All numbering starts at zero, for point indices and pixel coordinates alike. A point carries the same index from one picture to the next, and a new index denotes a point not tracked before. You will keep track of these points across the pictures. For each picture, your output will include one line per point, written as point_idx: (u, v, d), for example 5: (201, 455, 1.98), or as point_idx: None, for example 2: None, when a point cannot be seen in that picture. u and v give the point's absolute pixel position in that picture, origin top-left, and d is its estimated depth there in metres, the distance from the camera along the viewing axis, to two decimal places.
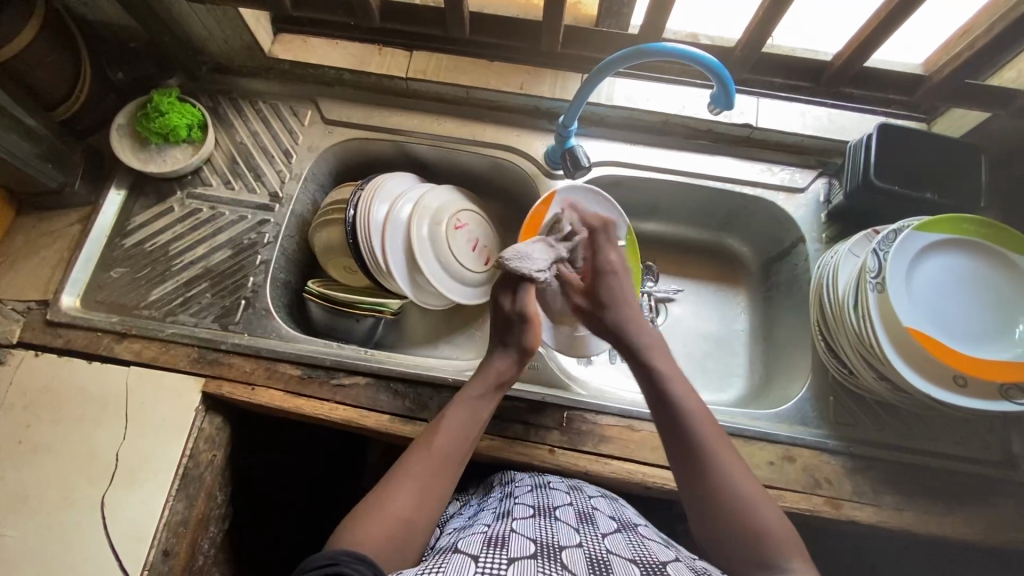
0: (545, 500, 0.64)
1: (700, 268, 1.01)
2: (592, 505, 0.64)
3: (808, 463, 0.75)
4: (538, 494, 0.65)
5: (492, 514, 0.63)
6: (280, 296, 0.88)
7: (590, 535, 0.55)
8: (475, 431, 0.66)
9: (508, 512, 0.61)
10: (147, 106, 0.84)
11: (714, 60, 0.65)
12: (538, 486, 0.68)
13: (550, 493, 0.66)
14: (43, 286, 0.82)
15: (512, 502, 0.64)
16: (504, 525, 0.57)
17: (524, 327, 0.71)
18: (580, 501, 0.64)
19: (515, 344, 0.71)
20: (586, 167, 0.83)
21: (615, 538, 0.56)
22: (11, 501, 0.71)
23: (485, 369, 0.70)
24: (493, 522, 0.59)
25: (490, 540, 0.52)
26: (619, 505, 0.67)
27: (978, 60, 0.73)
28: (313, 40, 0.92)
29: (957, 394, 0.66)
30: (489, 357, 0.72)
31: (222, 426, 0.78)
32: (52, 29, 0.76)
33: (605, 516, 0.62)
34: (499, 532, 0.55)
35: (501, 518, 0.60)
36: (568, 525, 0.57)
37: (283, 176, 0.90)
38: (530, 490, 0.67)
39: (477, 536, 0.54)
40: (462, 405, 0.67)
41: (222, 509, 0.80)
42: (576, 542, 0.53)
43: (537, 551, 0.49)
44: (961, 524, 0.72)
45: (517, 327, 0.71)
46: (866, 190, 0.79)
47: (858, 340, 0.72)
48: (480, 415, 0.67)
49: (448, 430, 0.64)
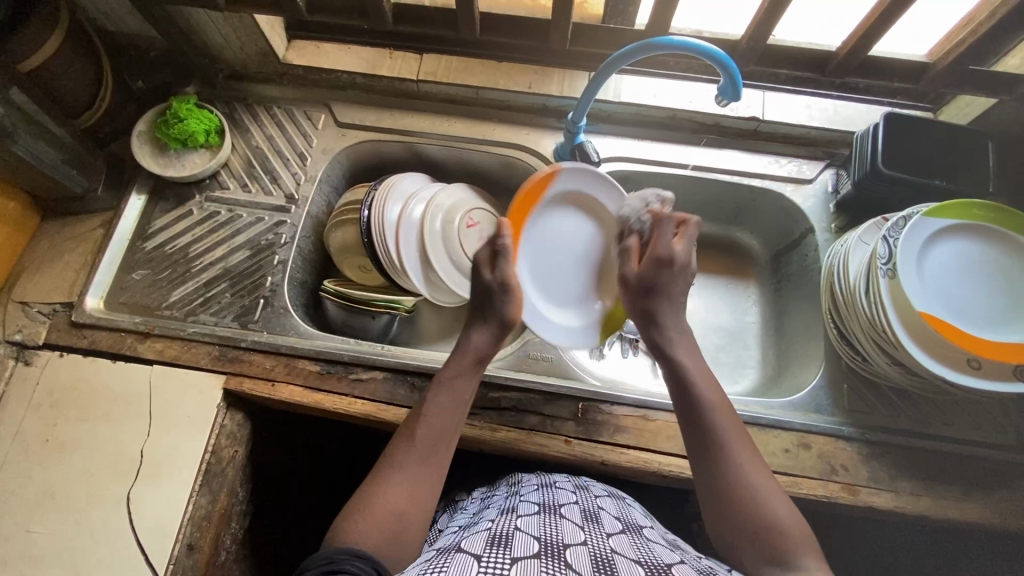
0: (551, 498, 0.64)
1: (710, 261, 1.02)
2: (597, 505, 0.64)
3: (823, 450, 0.75)
4: (544, 492, 0.66)
5: (497, 509, 0.65)
6: (297, 295, 0.89)
7: (594, 533, 0.56)
8: (458, 413, 0.65)
9: (513, 509, 0.62)
10: (165, 112, 0.87)
11: (721, 52, 0.66)
12: (544, 485, 0.69)
13: (557, 491, 0.67)
14: (68, 289, 0.84)
15: (517, 499, 0.65)
16: (508, 521, 0.58)
17: (505, 297, 0.68)
18: (585, 500, 0.65)
19: (494, 316, 0.69)
20: (595, 161, 0.87)
21: (619, 539, 0.56)
22: (40, 496, 0.73)
23: (467, 343, 0.69)
24: (497, 519, 0.60)
25: (494, 538, 0.53)
26: (624, 505, 0.67)
27: (980, 47, 0.74)
28: (326, 45, 0.94)
29: (972, 376, 0.66)
30: (469, 329, 0.70)
31: (243, 423, 0.80)
32: (76, 39, 0.78)
33: (611, 516, 0.62)
34: (504, 528, 0.56)
35: (505, 514, 0.61)
36: (572, 523, 0.57)
37: (299, 178, 0.92)
38: (535, 489, 0.68)
39: (482, 533, 0.56)
40: (445, 389, 0.66)
41: (243, 506, 0.82)
42: (581, 540, 0.53)
43: (541, 550, 0.50)
44: (979, 508, 0.72)
45: (499, 298, 0.68)
46: (874, 178, 0.80)
47: (870, 324, 0.72)
48: (463, 395, 0.67)
49: (431, 418, 0.64)
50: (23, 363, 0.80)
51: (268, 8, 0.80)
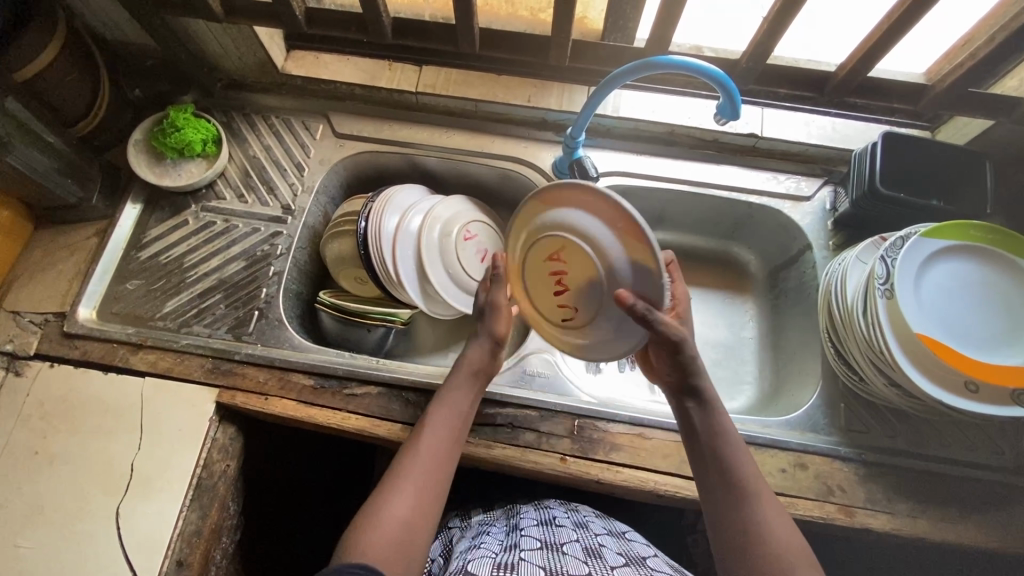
0: (553, 535, 0.64)
1: (706, 276, 1.02)
2: (599, 542, 0.64)
3: (820, 470, 0.75)
4: (545, 528, 0.66)
5: (498, 540, 0.64)
6: (292, 307, 0.89)
7: (598, 567, 0.56)
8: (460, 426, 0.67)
9: (516, 543, 0.62)
10: (162, 122, 0.86)
11: (720, 72, 0.67)
12: (545, 522, 0.68)
13: (557, 528, 0.66)
14: (61, 298, 0.83)
15: (518, 534, 0.64)
16: (512, 552, 0.58)
17: (496, 316, 0.71)
18: (586, 538, 0.64)
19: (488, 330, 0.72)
20: (595, 176, 0.85)
21: (623, 570, 0.56)
22: (27, 511, 0.72)
23: (465, 360, 0.72)
24: (500, 549, 0.60)
25: (499, 565, 0.54)
26: (625, 543, 0.67)
27: (978, 70, 0.74)
28: (324, 56, 0.94)
29: (970, 400, 0.66)
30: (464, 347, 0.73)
31: (236, 437, 0.79)
32: (73, 49, 0.77)
33: (613, 552, 0.62)
34: (508, 557, 0.56)
35: (508, 547, 0.60)
36: (576, 558, 0.58)
37: (296, 189, 0.91)
38: (535, 524, 0.68)
39: (486, 560, 0.56)
40: (444, 403, 0.68)
41: (234, 520, 0.80)
42: (585, 572, 0.54)
43: None
44: (976, 531, 0.72)
45: (492, 316, 0.72)
46: (872, 197, 0.80)
47: (868, 345, 0.72)
48: (461, 407, 0.69)
49: (433, 431, 0.66)
50: (13, 373, 0.79)
51: (268, 20, 0.80)
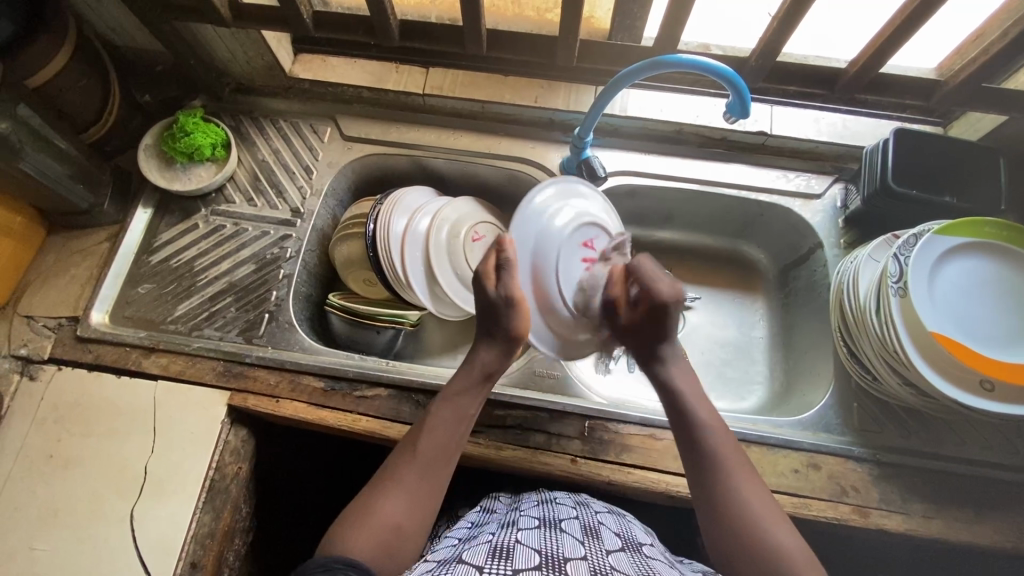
0: (551, 514, 0.64)
1: (716, 275, 1.01)
2: (597, 520, 0.64)
3: (833, 470, 0.74)
4: (543, 508, 0.66)
5: (496, 524, 0.64)
6: (303, 309, 0.89)
7: (594, 549, 0.55)
8: (460, 430, 0.67)
9: (514, 524, 0.62)
10: (172, 126, 0.87)
11: (729, 70, 0.66)
12: (544, 501, 0.68)
13: (556, 507, 0.66)
14: (74, 303, 0.84)
15: (517, 515, 0.65)
16: (508, 534, 0.58)
17: (511, 312, 0.68)
18: (585, 516, 0.64)
19: (497, 335, 0.70)
20: (603, 176, 0.87)
21: (619, 552, 0.56)
22: (44, 513, 0.73)
23: (468, 366, 0.71)
24: (497, 532, 0.60)
25: (495, 549, 0.53)
26: (624, 521, 0.67)
27: (991, 67, 0.73)
28: (332, 59, 0.95)
29: (985, 399, 0.65)
30: (477, 348, 0.71)
31: (247, 439, 0.80)
32: (84, 56, 0.78)
33: (611, 531, 0.62)
34: (505, 540, 0.56)
35: (505, 529, 0.60)
36: (572, 538, 0.57)
37: (304, 192, 0.92)
38: (535, 505, 0.67)
39: (483, 545, 0.55)
40: (447, 408, 0.68)
41: (246, 522, 0.81)
42: (581, 555, 0.53)
43: (541, 562, 0.50)
44: (993, 532, 0.71)
45: (508, 314, 0.68)
46: (885, 195, 0.79)
47: (881, 345, 0.71)
48: (465, 411, 0.68)
49: (433, 435, 0.65)
50: (27, 377, 0.79)
51: (275, 25, 0.80)
